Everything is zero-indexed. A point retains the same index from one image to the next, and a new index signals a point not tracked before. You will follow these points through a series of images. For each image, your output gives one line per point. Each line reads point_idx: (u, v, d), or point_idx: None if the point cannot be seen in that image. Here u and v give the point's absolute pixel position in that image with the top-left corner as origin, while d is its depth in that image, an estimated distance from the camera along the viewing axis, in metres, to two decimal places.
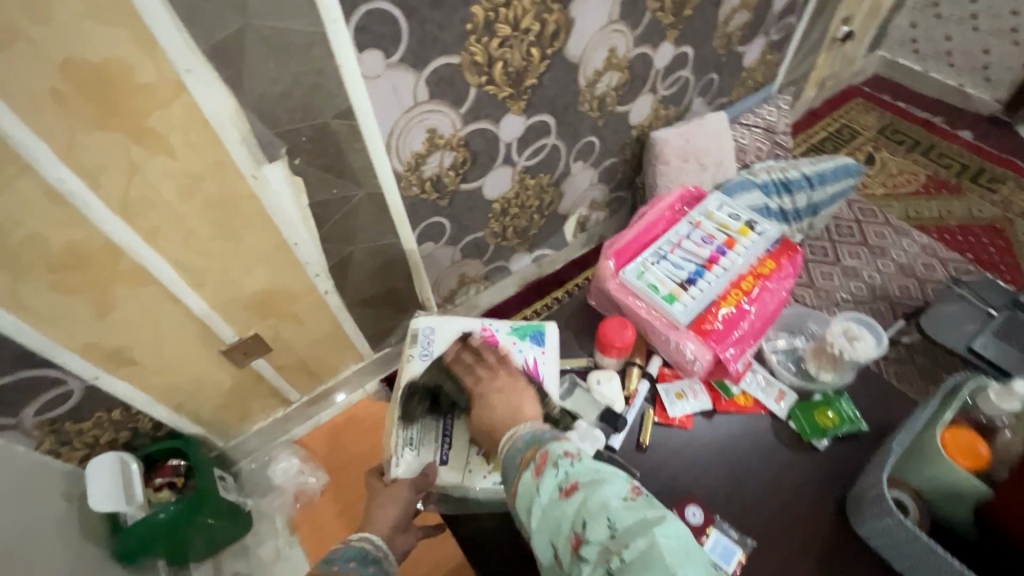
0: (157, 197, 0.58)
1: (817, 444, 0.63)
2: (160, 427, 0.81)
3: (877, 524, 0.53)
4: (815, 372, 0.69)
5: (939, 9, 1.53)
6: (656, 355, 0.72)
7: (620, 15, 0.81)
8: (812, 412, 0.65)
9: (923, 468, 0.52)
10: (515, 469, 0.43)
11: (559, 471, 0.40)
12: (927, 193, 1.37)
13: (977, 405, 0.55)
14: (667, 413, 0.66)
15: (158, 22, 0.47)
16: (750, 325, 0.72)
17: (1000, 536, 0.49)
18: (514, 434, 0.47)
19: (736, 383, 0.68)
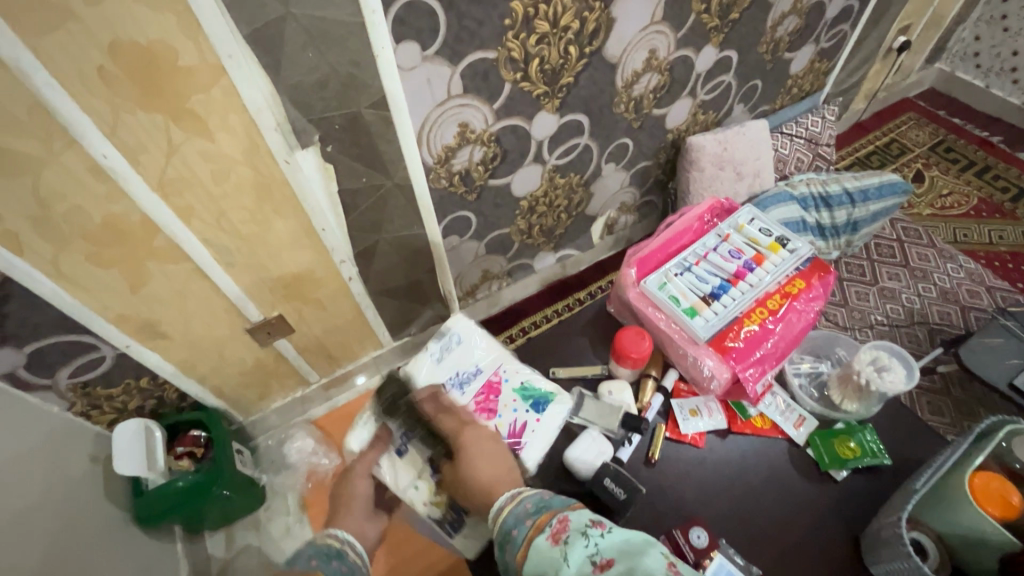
0: (194, 177, 0.59)
1: (835, 474, 0.61)
2: (185, 398, 0.84)
3: (889, 564, 0.51)
4: (838, 401, 0.67)
5: (1007, 22, 1.43)
6: (673, 369, 0.72)
7: (663, 16, 0.80)
8: (832, 441, 0.63)
9: (944, 511, 0.51)
10: (526, 535, 0.45)
11: (590, 541, 0.41)
12: (978, 216, 1.30)
13: (1011, 448, 0.52)
14: (679, 429, 0.66)
15: (203, 7, 0.48)
16: (773, 345, 0.70)
17: None
18: (517, 494, 0.49)
19: (754, 405, 0.67)
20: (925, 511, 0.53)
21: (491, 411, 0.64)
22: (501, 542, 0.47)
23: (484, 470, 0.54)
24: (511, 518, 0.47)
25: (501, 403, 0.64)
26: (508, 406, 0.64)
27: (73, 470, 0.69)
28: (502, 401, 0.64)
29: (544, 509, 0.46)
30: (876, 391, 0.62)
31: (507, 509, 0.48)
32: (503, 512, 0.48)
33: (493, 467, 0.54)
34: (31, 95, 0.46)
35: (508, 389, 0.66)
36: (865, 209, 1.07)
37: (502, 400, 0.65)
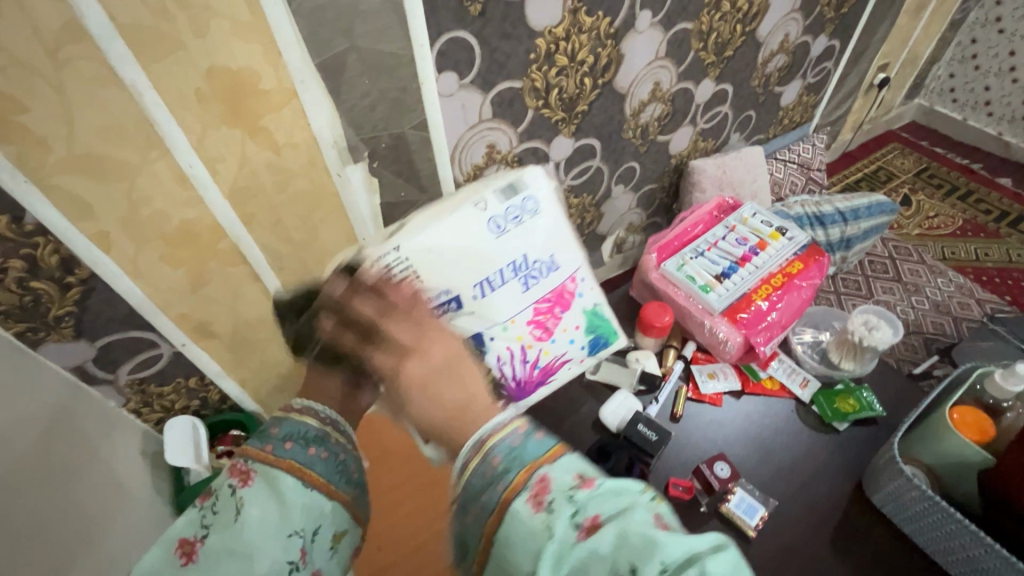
0: (259, 187, 0.67)
1: (838, 427, 0.73)
2: (225, 400, 0.90)
3: (891, 492, 0.61)
4: (838, 361, 0.79)
5: (977, 61, 1.60)
6: (691, 340, 0.84)
7: (666, 52, 0.90)
8: (834, 399, 0.74)
9: (934, 446, 0.60)
10: (496, 495, 0.37)
11: (574, 503, 0.35)
12: (965, 236, 1.39)
13: (985, 388, 0.63)
14: (700, 390, 0.77)
15: (286, 41, 0.57)
16: (779, 316, 0.82)
17: (997, 500, 0.54)
18: (481, 442, 0.39)
19: (764, 368, 0.79)
20: (917, 447, 0.62)
21: (546, 331, 0.69)
22: (463, 507, 0.39)
23: (436, 408, 0.42)
24: (476, 479, 0.38)
25: (564, 322, 0.70)
26: (568, 332, 0.71)
27: (120, 462, 0.74)
28: (565, 325, 0.70)
29: (519, 462, 0.38)
30: (869, 346, 0.74)
31: (471, 465, 0.39)
32: (467, 471, 0.39)
33: (453, 398, 0.42)
34: (139, 111, 0.55)
35: (572, 309, 0.70)
36: (857, 227, 1.14)
37: (566, 320, 0.70)
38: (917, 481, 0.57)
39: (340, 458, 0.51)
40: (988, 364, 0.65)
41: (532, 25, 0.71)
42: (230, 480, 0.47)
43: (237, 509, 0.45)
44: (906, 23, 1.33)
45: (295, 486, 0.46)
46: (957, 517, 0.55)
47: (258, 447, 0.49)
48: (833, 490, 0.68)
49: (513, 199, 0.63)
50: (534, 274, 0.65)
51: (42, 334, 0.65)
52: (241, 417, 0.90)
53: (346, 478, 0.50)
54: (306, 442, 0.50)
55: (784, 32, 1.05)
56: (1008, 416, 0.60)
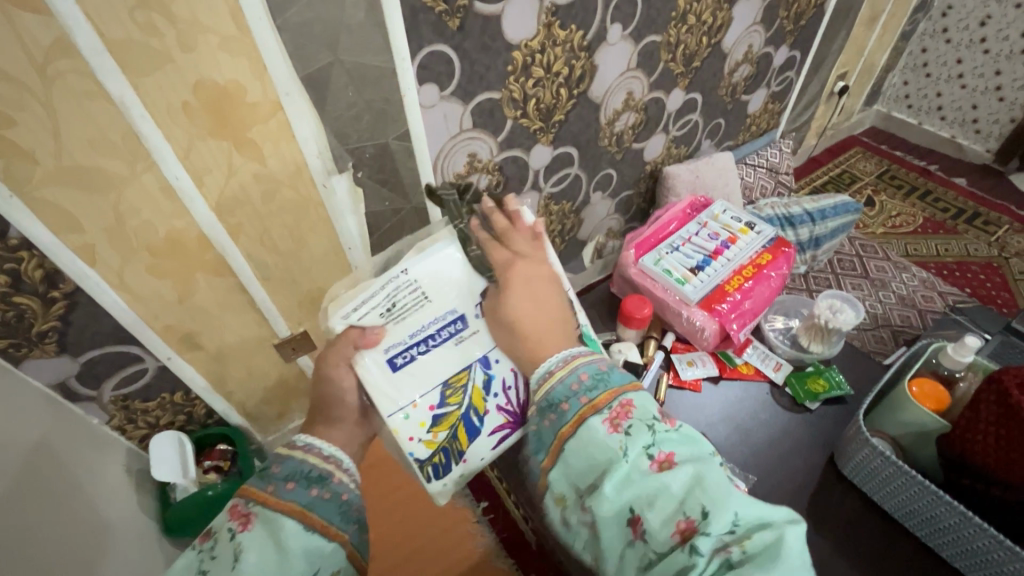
0: (246, 199, 0.69)
1: (810, 406, 0.79)
2: (211, 415, 0.90)
3: (861, 460, 0.68)
4: (807, 345, 0.86)
5: (928, 69, 1.71)
6: (670, 331, 0.90)
7: (637, 63, 0.93)
8: (806, 381, 0.81)
9: (898, 417, 0.66)
10: (577, 407, 0.45)
11: (652, 434, 0.42)
12: (926, 233, 1.46)
13: (941, 362, 0.69)
14: (680, 376, 0.84)
15: (271, 55, 0.59)
16: (752, 305, 0.86)
17: (952, 461, 0.60)
18: (570, 359, 0.50)
19: (739, 354, 0.86)
20: (886, 422, 0.68)
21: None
22: (545, 411, 0.47)
23: (527, 312, 0.56)
24: (563, 389, 0.47)
25: None
26: None
27: (107, 479, 0.73)
28: None
29: (604, 385, 0.46)
30: (834, 328, 0.81)
31: (559, 375, 0.49)
32: (553, 378, 0.49)
33: (532, 320, 0.56)
34: (125, 124, 0.56)
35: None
36: (825, 226, 1.19)
37: None
38: (884, 450, 0.64)
39: (342, 499, 0.50)
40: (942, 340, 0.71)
41: (509, 38, 0.73)
42: (231, 523, 0.46)
43: (235, 555, 0.44)
44: (860, 33, 1.40)
45: (295, 529, 0.45)
46: (925, 484, 0.61)
47: (259, 487, 0.48)
48: (807, 460, 0.75)
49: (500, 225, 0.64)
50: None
51: (24, 350, 0.64)
52: (227, 430, 0.91)
53: (348, 520, 0.49)
54: (308, 482, 0.50)
55: (747, 43, 1.10)
56: (961, 387, 0.67)
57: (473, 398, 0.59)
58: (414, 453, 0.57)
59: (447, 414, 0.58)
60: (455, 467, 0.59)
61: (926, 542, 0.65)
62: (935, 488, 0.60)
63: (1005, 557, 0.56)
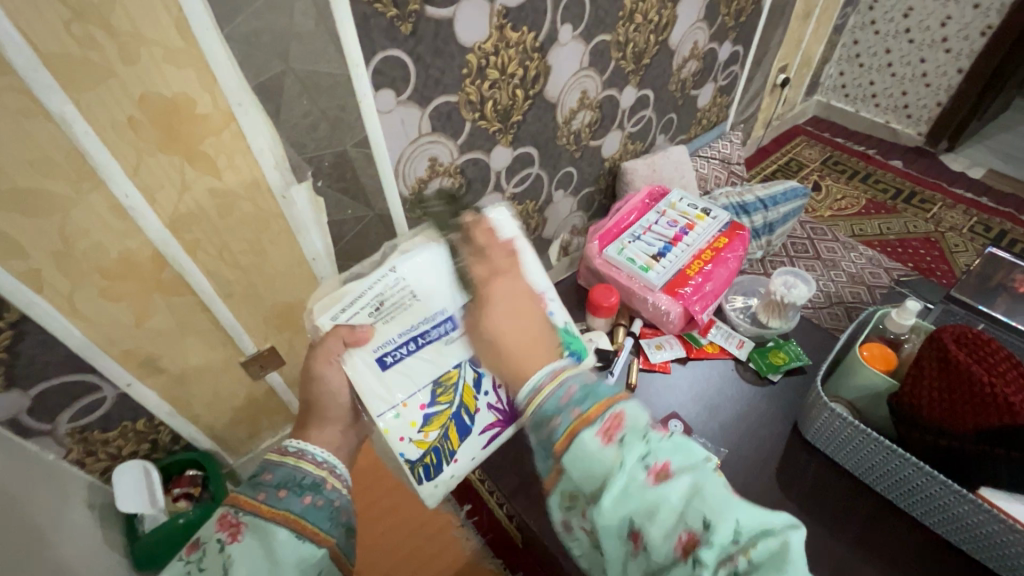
0: (202, 214, 0.67)
1: (772, 378, 0.83)
2: (177, 441, 0.87)
3: (819, 424, 0.71)
4: (766, 321, 0.90)
5: (860, 59, 1.81)
6: (638, 317, 0.92)
7: (589, 63, 0.96)
8: (767, 355, 0.85)
9: (852, 381, 0.70)
10: (568, 422, 0.42)
11: (648, 444, 0.40)
12: (868, 213, 1.55)
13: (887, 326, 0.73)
14: (649, 360, 0.86)
15: (221, 66, 0.57)
16: (713, 286, 0.89)
17: (901, 417, 0.64)
18: (559, 371, 0.46)
19: (704, 335, 0.89)
20: (841, 386, 0.72)
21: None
22: (536, 426, 0.44)
23: (509, 328, 0.51)
24: (553, 403, 0.44)
25: None
26: None
27: (71, 514, 0.70)
28: None
29: (594, 396, 0.43)
30: (789, 302, 0.85)
31: (548, 389, 0.45)
32: (543, 393, 0.45)
33: (521, 333, 0.51)
34: (69, 142, 0.54)
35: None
36: (777, 211, 1.25)
37: None
38: (842, 413, 0.67)
39: (334, 505, 0.51)
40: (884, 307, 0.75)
41: (461, 40, 0.73)
42: (219, 534, 0.46)
43: (226, 566, 0.44)
44: (797, 28, 1.48)
45: (288, 538, 0.46)
46: (882, 441, 0.65)
47: (250, 496, 0.48)
48: (774, 434, 0.78)
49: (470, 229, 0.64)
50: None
51: None
52: (196, 456, 0.88)
53: (339, 525, 0.51)
54: (302, 489, 0.50)
55: (693, 40, 1.14)
56: (906, 348, 0.72)
57: (464, 397, 0.63)
58: (404, 453, 0.59)
59: (437, 414, 0.61)
60: (444, 468, 0.62)
61: (883, 493, 0.70)
62: (891, 444, 0.64)
63: (952, 499, 0.61)
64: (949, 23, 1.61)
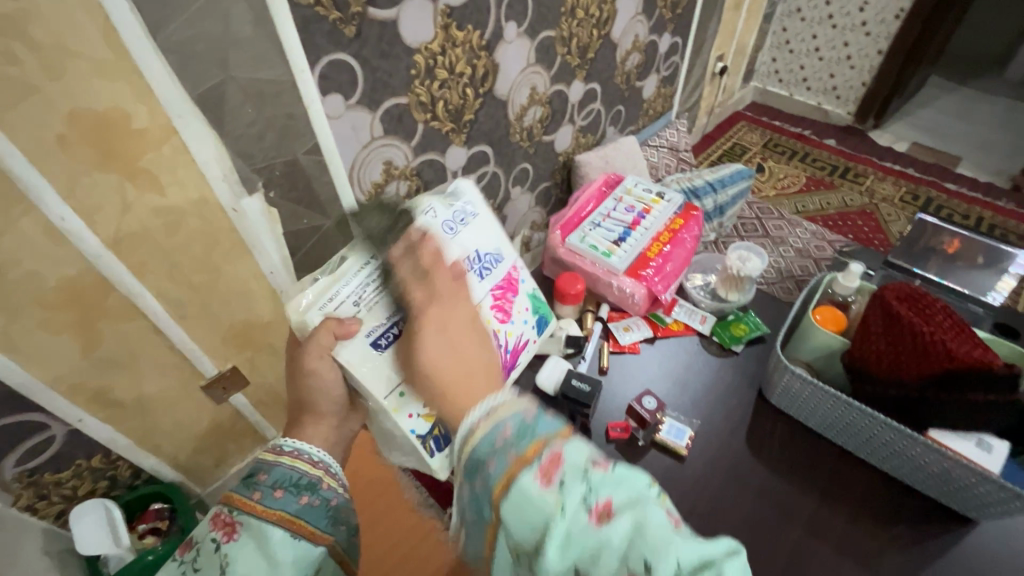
0: (147, 233, 0.64)
1: (736, 348, 0.87)
2: (139, 474, 0.83)
3: (782, 386, 0.75)
4: (725, 295, 0.93)
5: (790, 46, 1.91)
6: (604, 303, 0.93)
7: (536, 59, 0.97)
8: (730, 327, 0.89)
9: (807, 344, 0.74)
10: (504, 467, 0.39)
11: (587, 484, 0.37)
12: (809, 190, 1.63)
13: (834, 289, 0.78)
14: (619, 342, 0.88)
15: (157, 78, 0.55)
16: (673, 266, 0.92)
17: (856, 370, 0.68)
18: (493, 409, 0.42)
19: (668, 314, 0.92)
20: (800, 348, 0.76)
21: (506, 314, 0.73)
22: (470, 472, 0.40)
23: (441, 360, 0.45)
24: (486, 445, 0.40)
25: (517, 305, 0.75)
26: (522, 314, 0.75)
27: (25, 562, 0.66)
28: (519, 307, 0.75)
29: (529, 436, 0.39)
30: (745, 275, 0.88)
31: (479, 431, 0.41)
32: (477, 435, 0.41)
33: (456, 364, 0.45)
34: None
35: (521, 291, 0.75)
36: (725, 194, 1.29)
37: (518, 303, 0.75)
38: (802, 374, 0.71)
39: (330, 504, 0.55)
40: (830, 272, 0.80)
41: (407, 41, 0.72)
42: (216, 532, 0.51)
43: (223, 565, 0.50)
44: (729, 18, 1.54)
45: (283, 538, 0.51)
46: (840, 397, 0.68)
47: (244, 495, 0.53)
48: (741, 404, 0.82)
49: (455, 207, 0.70)
50: (487, 264, 0.71)
51: None
52: (162, 488, 0.84)
53: (335, 523, 0.55)
54: (297, 490, 0.54)
55: (634, 33, 1.18)
56: (853, 308, 0.77)
57: None
58: (415, 429, 0.62)
59: None
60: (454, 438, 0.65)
61: (841, 443, 0.74)
62: (849, 400, 0.68)
63: (905, 445, 0.65)
64: (866, 8, 1.72)
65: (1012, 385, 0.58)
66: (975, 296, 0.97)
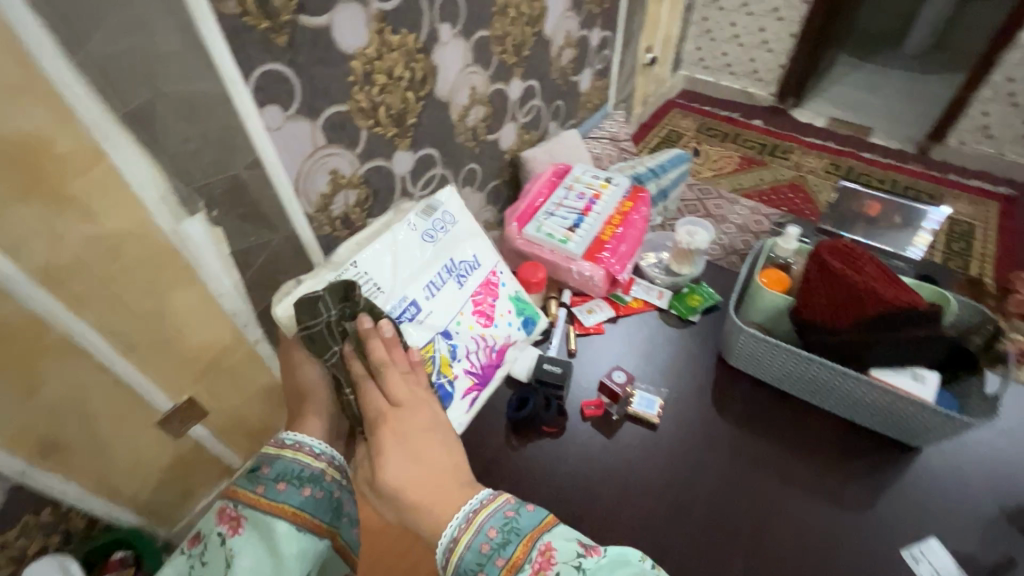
0: (83, 264, 0.60)
1: (693, 319, 0.91)
2: (95, 524, 0.79)
3: (738, 347, 0.79)
4: (678, 269, 0.97)
5: (712, 34, 2.01)
6: (566, 289, 0.96)
7: (474, 59, 0.97)
8: (686, 299, 0.93)
9: (757, 305, 0.79)
10: (496, 575, 0.52)
11: (586, 575, 0.50)
12: (742, 169, 1.72)
13: (777, 253, 0.83)
14: (585, 324, 0.91)
15: (80, 98, 0.52)
16: (628, 247, 0.95)
17: (801, 321, 0.74)
18: (472, 522, 0.55)
19: (628, 293, 0.95)
20: (750, 310, 0.80)
21: (488, 317, 0.82)
22: None
23: (409, 471, 0.58)
24: (473, 556, 0.53)
25: (500, 308, 0.84)
26: (505, 316, 0.83)
27: None
28: (501, 310, 0.83)
29: (514, 536, 0.54)
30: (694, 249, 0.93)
31: (465, 542, 0.54)
32: (460, 547, 0.54)
33: (423, 464, 0.59)
34: None
35: (501, 296, 0.84)
36: (667, 177, 1.35)
37: (500, 307, 0.84)
38: (753, 332, 0.75)
39: (332, 496, 0.62)
40: (769, 238, 0.85)
41: (342, 48, 0.71)
42: (221, 526, 0.57)
43: (229, 557, 0.55)
44: (654, 11, 1.61)
45: (288, 531, 0.57)
46: (788, 349, 0.73)
47: (249, 490, 0.59)
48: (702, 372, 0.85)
49: (433, 217, 0.81)
50: (463, 272, 0.82)
51: None
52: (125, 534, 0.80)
53: (336, 513, 0.62)
54: (300, 483, 0.61)
55: (565, 29, 1.21)
56: (794, 269, 0.82)
57: (444, 364, 0.74)
58: None
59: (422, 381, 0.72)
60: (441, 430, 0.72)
61: (797, 394, 0.80)
62: (796, 351, 0.72)
63: (848, 385, 0.71)
64: None
65: (931, 317, 0.65)
66: (900, 253, 1.05)
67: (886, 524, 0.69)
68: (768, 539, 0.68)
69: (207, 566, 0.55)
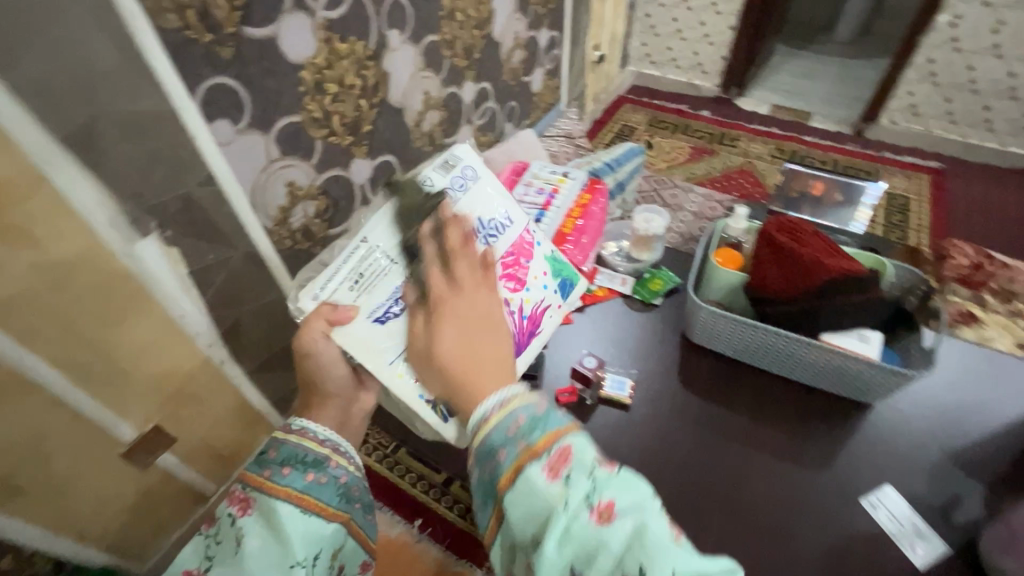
0: (29, 295, 0.57)
1: (655, 302, 0.94)
2: (64, 565, 0.74)
3: (698, 324, 0.82)
4: (638, 255, 0.99)
5: (656, 30, 2.07)
6: None
7: (425, 64, 0.98)
8: (647, 284, 0.96)
9: (715, 284, 0.82)
10: (516, 455, 0.48)
11: (592, 483, 0.45)
12: (694, 159, 1.79)
13: (730, 233, 0.87)
14: None
15: (14, 122, 0.50)
16: (589, 238, 0.97)
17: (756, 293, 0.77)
18: (508, 402, 0.53)
19: (592, 282, 0.97)
20: (708, 288, 0.84)
21: (520, 281, 0.74)
22: (484, 456, 0.51)
23: (464, 345, 0.59)
24: (500, 433, 0.50)
25: (532, 271, 0.76)
26: (538, 279, 0.76)
27: None
28: (534, 273, 0.76)
29: (540, 427, 0.50)
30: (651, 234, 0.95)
31: (496, 418, 0.51)
32: (493, 420, 0.52)
33: (478, 346, 0.59)
34: None
35: (536, 256, 0.76)
36: (623, 170, 1.38)
37: (533, 269, 0.76)
38: (709, 308, 0.78)
39: (339, 481, 0.61)
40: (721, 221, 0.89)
41: (290, 58, 0.70)
42: (231, 508, 0.58)
43: (238, 537, 0.55)
44: (598, 10, 1.65)
45: (292, 512, 0.56)
46: (742, 321, 0.76)
47: (255, 473, 0.59)
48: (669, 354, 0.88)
49: (454, 172, 0.74)
50: (493, 232, 0.74)
51: None
52: None
53: (344, 498, 0.61)
54: (305, 467, 0.60)
55: (514, 30, 1.22)
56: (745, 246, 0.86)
57: None
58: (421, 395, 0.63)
59: None
60: None
61: (758, 364, 0.83)
62: (750, 323, 0.76)
63: (800, 349, 0.75)
64: None
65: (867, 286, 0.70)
66: (845, 229, 1.12)
67: (848, 480, 0.73)
68: (743, 507, 0.71)
69: (220, 546, 0.56)
